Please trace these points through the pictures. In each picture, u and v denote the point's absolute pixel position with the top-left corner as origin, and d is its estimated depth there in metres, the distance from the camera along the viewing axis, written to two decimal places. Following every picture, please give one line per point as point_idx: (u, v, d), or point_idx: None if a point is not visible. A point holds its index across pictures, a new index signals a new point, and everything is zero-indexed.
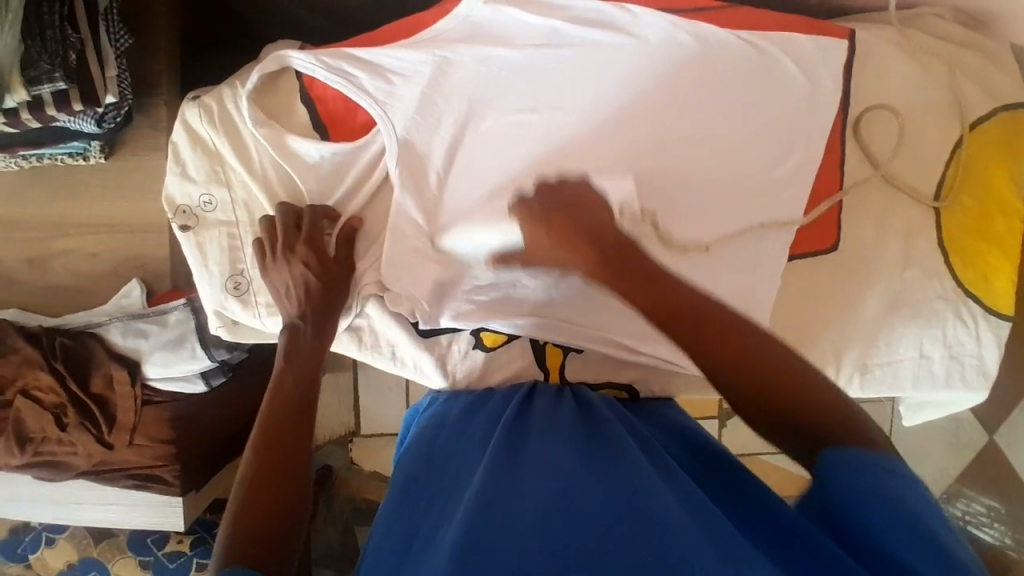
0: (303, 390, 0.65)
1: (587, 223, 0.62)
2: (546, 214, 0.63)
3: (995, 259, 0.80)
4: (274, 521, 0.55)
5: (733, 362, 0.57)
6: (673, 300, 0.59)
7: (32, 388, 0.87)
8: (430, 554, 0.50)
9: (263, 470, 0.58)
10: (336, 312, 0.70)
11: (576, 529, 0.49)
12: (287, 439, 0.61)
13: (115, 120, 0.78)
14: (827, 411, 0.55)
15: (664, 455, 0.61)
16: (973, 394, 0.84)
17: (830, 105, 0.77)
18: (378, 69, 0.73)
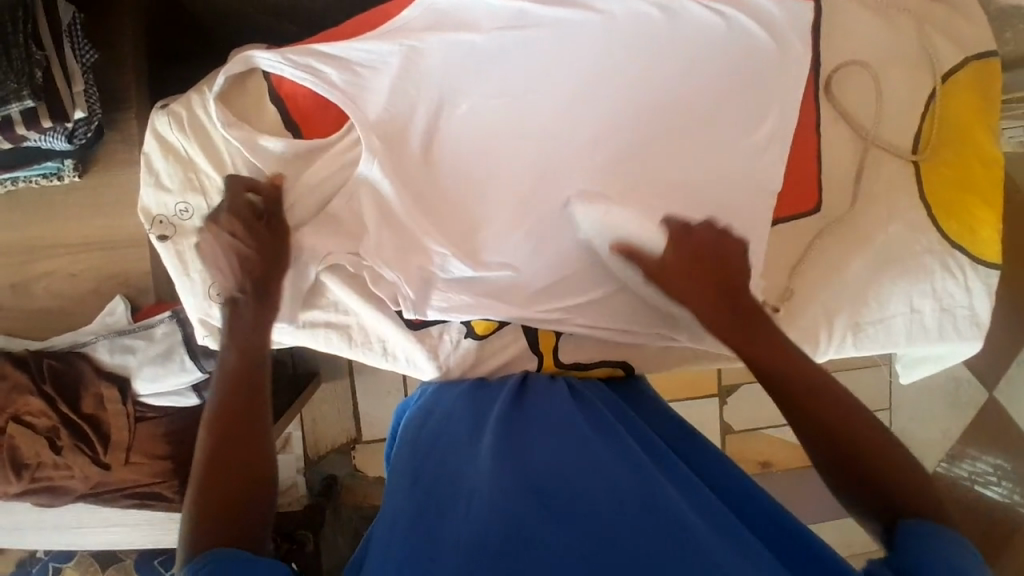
0: (249, 366, 0.65)
1: (717, 270, 0.66)
2: (683, 249, 0.66)
3: (977, 209, 0.80)
4: (240, 502, 0.57)
5: (816, 406, 0.61)
6: (780, 356, 0.63)
7: (23, 414, 0.86)
8: (438, 541, 0.50)
9: (224, 452, 0.60)
10: (278, 277, 0.69)
11: (584, 514, 0.50)
12: (243, 417, 0.62)
13: (86, 136, 0.77)
14: (891, 468, 0.58)
15: (654, 441, 0.63)
16: (968, 344, 0.84)
17: (802, 62, 0.76)
18: (345, 63, 0.73)
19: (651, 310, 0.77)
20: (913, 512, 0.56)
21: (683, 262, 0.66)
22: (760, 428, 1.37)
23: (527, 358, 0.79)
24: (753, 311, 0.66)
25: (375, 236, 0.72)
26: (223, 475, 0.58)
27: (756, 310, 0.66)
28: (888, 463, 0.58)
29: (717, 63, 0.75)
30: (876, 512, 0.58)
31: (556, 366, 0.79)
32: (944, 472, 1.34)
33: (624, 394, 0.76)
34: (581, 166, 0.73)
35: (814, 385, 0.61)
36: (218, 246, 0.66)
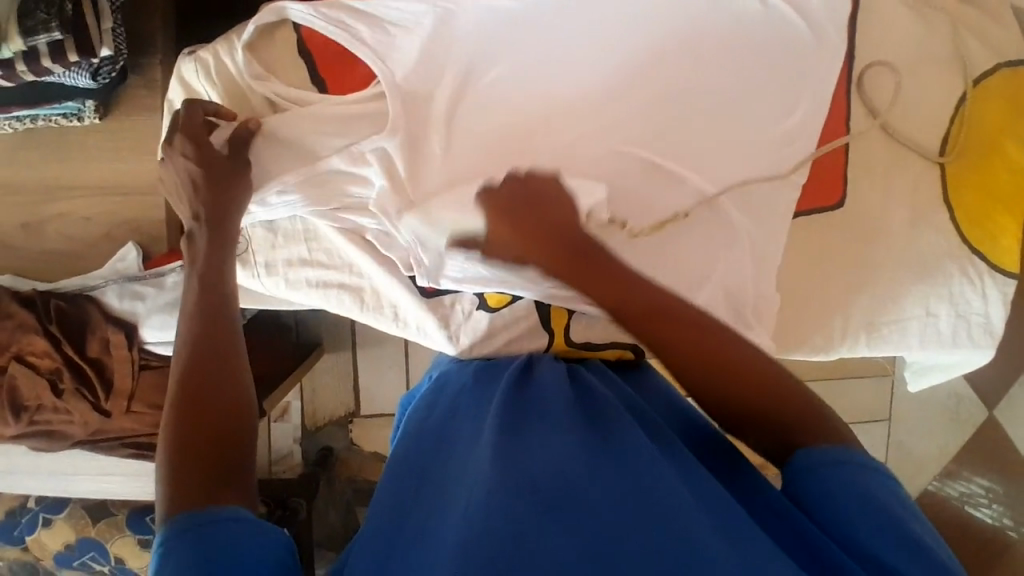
0: (219, 310, 0.62)
1: (541, 225, 0.62)
2: (511, 203, 0.63)
3: (1000, 217, 0.80)
4: (217, 453, 0.53)
5: (659, 327, 0.58)
6: (636, 297, 0.60)
7: (27, 353, 0.85)
8: (433, 542, 0.49)
9: (192, 402, 0.56)
10: (232, 204, 0.67)
11: (575, 507, 0.49)
12: (214, 363, 0.58)
13: (110, 75, 0.77)
14: (777, 398, 0.56)
15: (665, 435, 0.60)
16: (980, 353, 0.83)
17: (835, 56, 0.76)
18: (376, 21, 0.72)
19: None
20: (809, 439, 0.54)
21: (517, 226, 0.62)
22: None
23: (539, 334, 0.78)
24: (589, 249, 0.62)
25: (384, 198, 0.71)
26: (195, 426, 0.54)
27: (593, 247, 0.62)
28: (770, 397, 0.56)
29: (752, 50, 0.74)
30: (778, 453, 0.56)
31: (567, 344, 0.77)
32: (935, 490, 1.34)
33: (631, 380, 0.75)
34: (605, 141, 0.73)
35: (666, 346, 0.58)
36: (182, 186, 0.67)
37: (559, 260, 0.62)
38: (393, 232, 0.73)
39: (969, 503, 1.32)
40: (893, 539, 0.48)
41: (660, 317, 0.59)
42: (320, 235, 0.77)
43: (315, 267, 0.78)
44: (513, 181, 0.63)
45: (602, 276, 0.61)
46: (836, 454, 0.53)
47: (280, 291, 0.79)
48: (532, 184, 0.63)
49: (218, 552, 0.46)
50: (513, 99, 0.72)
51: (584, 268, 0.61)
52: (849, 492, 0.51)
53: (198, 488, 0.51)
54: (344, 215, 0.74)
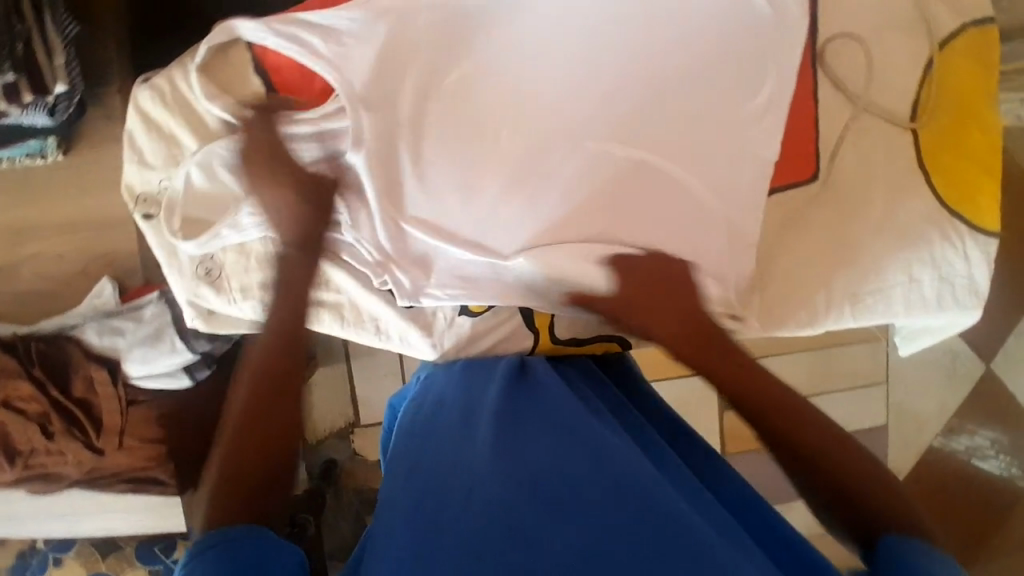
0: (290, 337, 0.63)
1: (681, 303, 0.69)
2: (643, 281, 0.70)
3: (977, 177, 0.79)
4: (260, 477, 0.56)
5: (779, 417, 0.62)
6: (767, 390, 0.64)
7: (15, 399, 0.83)
8: (437, 530, 0.48)
9: (254, 421, 0.58)
10: (310, 225, 0.67)
11: (578, 509, 0.49)
12: (276, 383, 0.60)
13: (68, 111, 0.76)
14: (886, 493, 0.59)
15: (655, 438, 0.61)
16: (966, 315, 0.82)
17: (800, 28, 0.75)
18: (330, 32, 0.70)
19: None
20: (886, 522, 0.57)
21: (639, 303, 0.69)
22: None
23: (524, 335, 0.78)
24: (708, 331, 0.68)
25: (352, 215, 0.71)
26: (251, 441, 0.57)
27: (706, 331, 0.68)
28: (877, 496, 0.59)
29: (714, 30, 0.73)
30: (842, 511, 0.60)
31: (552, 343, 0.78)
32: (941, 446, 1.35)
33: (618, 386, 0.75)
34: (573, 136, 0.72)
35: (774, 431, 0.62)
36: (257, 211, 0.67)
37: (683, 335, 0.68)
38: (366, 250, 0.73)
39: (976, 456, 1.34)
40: None
41: (776, 402, 0.63)
42: None
43: None
44: (650, 259, 0.71)
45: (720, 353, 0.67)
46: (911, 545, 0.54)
47: (259, 315, 0.76)
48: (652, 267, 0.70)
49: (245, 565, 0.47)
50: (478, 103, 0.71)
51: (704, 348, 0.68)
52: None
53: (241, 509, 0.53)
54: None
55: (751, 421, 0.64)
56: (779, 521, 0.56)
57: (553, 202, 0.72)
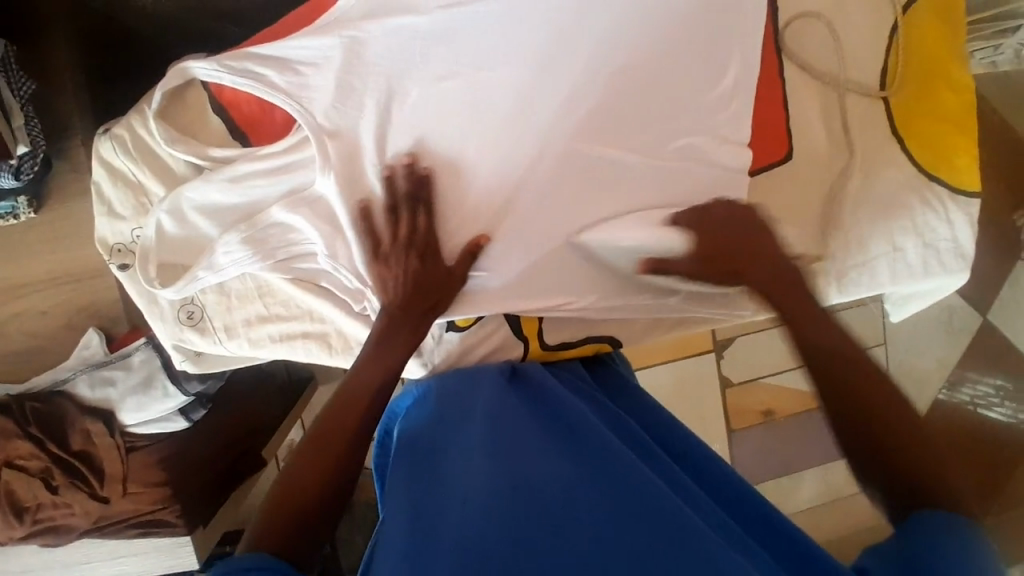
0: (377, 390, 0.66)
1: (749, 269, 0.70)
2: (717, 241, 0.70)
3: (951, 137, 0.79)
4: (304, 502, 0.58)
5: (858, 376, 0.62)
6: (847, 355, 0.64)
7: (15, 458, 0.83)
8: (444, 542, 0.50)
9: (327, 450, 0.62)
10: (430, 241, 0.68)
11: (576, 522, 0.51)
12: (340, 427, 0.64)
13: (34, 170, 0.76)
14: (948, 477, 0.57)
15: (647, 447, 0.64)
16: (956, 278, 0.82)
17: (758, 10, 0.74)
18: (284, 63, 0.69)
19: (635, 280, 0.76)
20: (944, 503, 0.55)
21: (706, 258, 0.71)
22: (761, 378, 1.37)
23: (514, 343, 0.78)
24: (785, 282, 0.70)
25: (326, 246, 0.69)
26: (304, 473, 0.60)
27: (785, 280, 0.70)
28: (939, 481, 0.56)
29: (673, 20, 0.72)
30: (891, 491, 0.57)
31: (541, 350, 0.78)
32: (946, 399, 1.35)
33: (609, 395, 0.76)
34: (541, 141, 0.71)
35: (838, 381, 0.63)
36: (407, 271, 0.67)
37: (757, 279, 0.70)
38: (344, 281, 0.71)
39: (982, 405, 1.33)
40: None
41: (850, 358, 0.64)
42: (274, 288, 0.74)
43: (276, 321, 0.75)
44: (726, 207, 0.71)
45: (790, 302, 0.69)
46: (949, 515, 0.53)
47: (245, 351, 0.76)
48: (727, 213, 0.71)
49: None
50: (442, 118, 0.70)
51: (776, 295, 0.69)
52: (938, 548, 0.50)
53: (287, 525, 0.56)
54: (295, 264, 0.72)
55: (817, 363, 0.65)
56: (775, 512, 0.59)
57: (526, 212, 0.72)
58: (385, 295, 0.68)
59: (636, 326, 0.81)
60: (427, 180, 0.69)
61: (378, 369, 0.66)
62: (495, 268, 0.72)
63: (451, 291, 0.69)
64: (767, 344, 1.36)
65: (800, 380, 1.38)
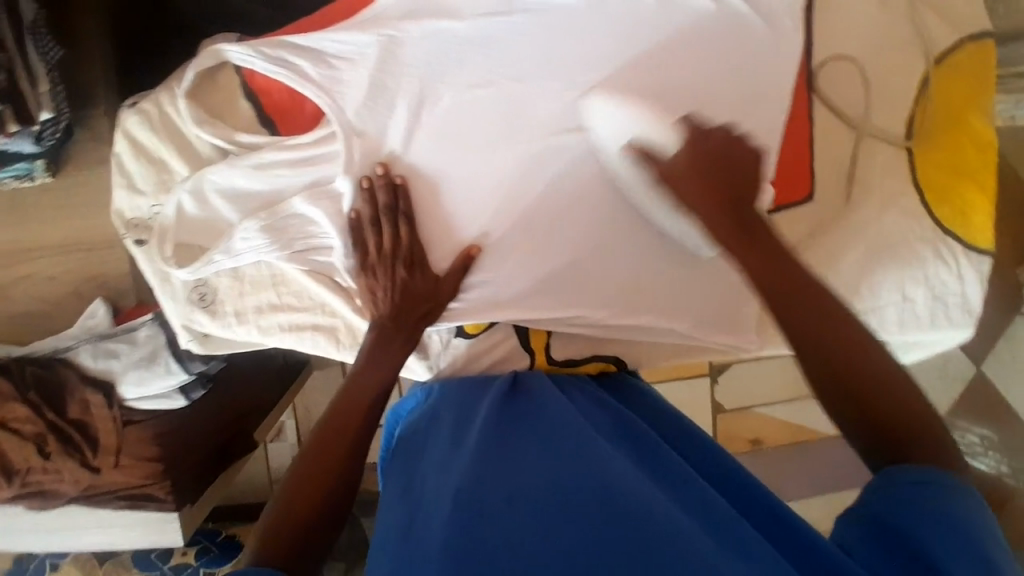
0: (369, 396, 0.66)
1: (733, 191, 0.60)
2: (701, 161, 0.61)
3: (969, 192, 0.79)
4: (301, 520, 0.57)
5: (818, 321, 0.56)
6: (805, 290, 0.57)
7: (10, 420, 0.83)
8: (422, 546, 0.48)
9: (328, 454, 0.62)
10: (420, 249, 0.70)
11: (561, 510, 0.49)
12: (335, 434, 0.64)
13: (54, 136, 0.75)
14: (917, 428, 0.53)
15: (645, 436, 0.61)
16: (960, 333, 0.83)
17: (796, 48, 0.74)
18: (319, 55, 0.69)
19: (645, 305, 0.77)
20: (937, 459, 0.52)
21: (690, 175, 0.61)
22: (751, 406, 1.38)
23: (519, 355, 0.78)
24: (756, 231, 0.59)
25: (343, 244, 0.69)
26: (303, 487, 0.59)
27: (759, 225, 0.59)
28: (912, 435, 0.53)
29: (711, 49, 0.71)
30: (877, 454, 0.53)
31: (548, 364, 0.78)
32: None
33: (617, 396, 0.74)
34: (565, 158, 0.72)
35: (819, 345, 0.55)
36: (396, 283, 0.69)
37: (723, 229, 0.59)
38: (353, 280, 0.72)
39: (966, 452, 1.35)
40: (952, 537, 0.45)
41: (829, 314, 0.56)
42: (288, 278, 0.75)
43: (287, 311, 0.75)
44: (722, 134, 0.61)
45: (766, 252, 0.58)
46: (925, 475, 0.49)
47: (253, 338, 0.76)
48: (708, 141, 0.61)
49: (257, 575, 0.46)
50: (473, 127, 0.70)
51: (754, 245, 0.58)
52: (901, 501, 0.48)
53: (291, 533, 0.55)
54: (311, 257, 0.72)
55: (788, 303, 0.56)
56: (763, 489, 0.54)
57: (542, 227, 0.73)
58: (374, 312, 0.70)
59: (642, 349, 0.81)
60: (402, 191, 0.69)
61: (369, 377, 0.67)
62: (501, 281, 0.74)
63: (441, 303, 0.71)
64: (762, 373, 1.37)
65: (790, 412, 1.39)
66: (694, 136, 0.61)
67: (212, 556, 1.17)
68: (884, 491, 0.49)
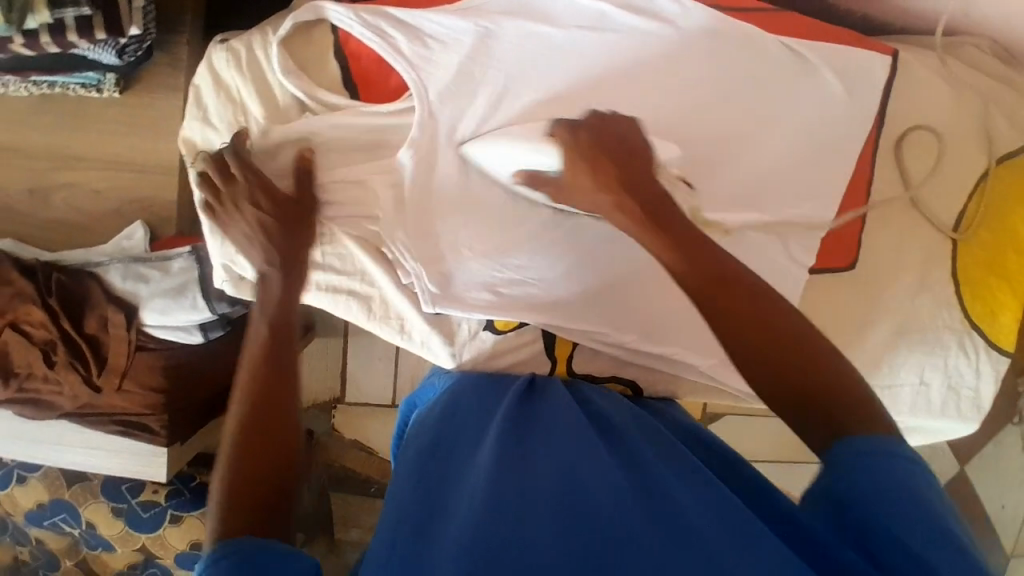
0: (277, 335, 0.59)
1: (636, 178, 0.60)
2: (591, 148, 0.61)
3: (1002, 293, 0.80)
4: (265, 487, 0.51)
5: (729, 293, 0.54)
6: (716, 264, 0.56)
7: (23, 321, 0.83)
8: (440, 544, 0.50)
9: (260, 415, 0.54)
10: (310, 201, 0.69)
11: (587, 516, 0.51)
12: (265, 385, 0.56)
13: (136, 54, 0.75)
14: (849, 401, 0.51)
15: (669, 441, 0.63)
16: (964, 425, 0.87)
17: (863, 121, 0.76)
18: (414, 31, 0.71)
19: (674, 337, 0.77)
20: (856, 428, 0.50)
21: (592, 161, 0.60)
22: None
23: (541, 361, 0.79)
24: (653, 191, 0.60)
25: (388, 220, 0.71)
26: (254, 453, 0.52)
27: (668, 205, 0.59)
28: (827, 408, 0.51)
29: (785, 104, 0.74)
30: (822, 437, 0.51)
31: (567, 374, 0.79)
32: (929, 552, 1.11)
33: (643, 408, 0.75)
34: None
35: (728, 311, 0.54)
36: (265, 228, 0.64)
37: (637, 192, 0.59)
38: (399, 257, 0.73)
39: None
40: (925, 524, 0.45)
41: (738, 288, 0.55)
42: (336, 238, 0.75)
43: (327, 271, 0.76)
44: (594, 119, 0.62)
45: (672, 229, 0.58)
46: (891, 446, 0.48)
47: None
48: (616, 128, 0.62)
49: (253, 568, 0.45)
50: None
51: (671, 235, 0.57)
52: (881, 486, 0.46)
53: (251, 498, 0.50)
54: (365, 225, 0.73)
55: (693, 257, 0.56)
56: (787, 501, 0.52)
57: (596, 241, 0.74)
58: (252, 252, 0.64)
59: (662, 380, 0.81)
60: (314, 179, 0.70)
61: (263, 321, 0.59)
62: (546, 282, 0.74)
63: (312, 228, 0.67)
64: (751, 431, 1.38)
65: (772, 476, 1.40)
66: (569, 129, 0.62)
67: (184, 499, 1.14)
68: (840, 457, 0.49)
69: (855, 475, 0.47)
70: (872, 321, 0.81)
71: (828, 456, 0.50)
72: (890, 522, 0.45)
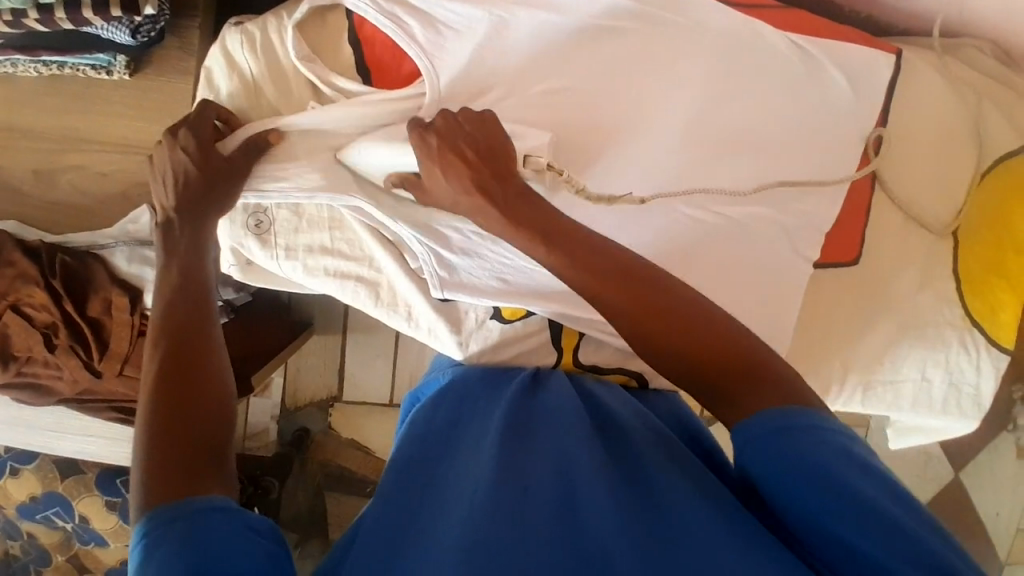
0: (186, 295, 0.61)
1: (512, 181, 0.59)
2: (451, 147, 0.58)
3: (1002, 290, 0.81)
4: (188, 440, 0.52)
5: (627, 287, 0.56)
6: (605, 261, 0.57)
7: (24, 303, 0.88)
8: (423, 540, 0.51)
9: (168, 362, 0.56)
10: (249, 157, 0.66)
11: (574, 508, 0.51)
12: (182, 339, 0.58)
13: (150, 35, 0.74)
14: (773, 385, 0.52)
15: (666, 432, 0.63)
16: (966, 422, 0.90)
17: (867, 116, 0.77)
18: (430, 19, 0.71)
19: None
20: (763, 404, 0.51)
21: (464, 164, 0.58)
22: None
23: (548, 351, 0.79)
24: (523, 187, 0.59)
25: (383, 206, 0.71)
26: (170, 406, 0.54)
27: (531, 199, 0.59)
28: (744, 389, 0.53)
29: (790, 98, 0.74)
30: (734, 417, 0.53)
31: (574, 364, 0.79)
32: None
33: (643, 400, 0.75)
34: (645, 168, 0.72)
35: (627, 309, 0.57)
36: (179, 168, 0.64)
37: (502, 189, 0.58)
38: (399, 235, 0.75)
39: None
40: (860, 517, 0.44)
41: (634, 282, 0.57)
42: (345, 224, 0.78)
43: (335, 257, 0.79)
44: (444, 121, 0.59)
45: (543, 228, 0.58)
46: (794, 416, 0.49)
47: (297, 275, 0.79)
48: (465, 126, 0.59)
49: (192, 541, 0.45)
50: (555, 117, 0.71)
51: (554, 236, 0.57)
52: (795, 465, 0.47)
53: (175, 451, 0.51)
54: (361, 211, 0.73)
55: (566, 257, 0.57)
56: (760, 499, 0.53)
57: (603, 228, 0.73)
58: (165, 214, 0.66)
59: None
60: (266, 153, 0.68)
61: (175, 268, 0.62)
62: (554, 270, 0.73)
63: (246, 178, 0.66)
64: None
65: None
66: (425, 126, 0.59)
67: None
68: (761, 446, 0.49)
69: (785, 469, 0.48)
70: (874, 316, 0.82)
71: (748, 440, 0.50)
72: (801, 503, 0.47)
